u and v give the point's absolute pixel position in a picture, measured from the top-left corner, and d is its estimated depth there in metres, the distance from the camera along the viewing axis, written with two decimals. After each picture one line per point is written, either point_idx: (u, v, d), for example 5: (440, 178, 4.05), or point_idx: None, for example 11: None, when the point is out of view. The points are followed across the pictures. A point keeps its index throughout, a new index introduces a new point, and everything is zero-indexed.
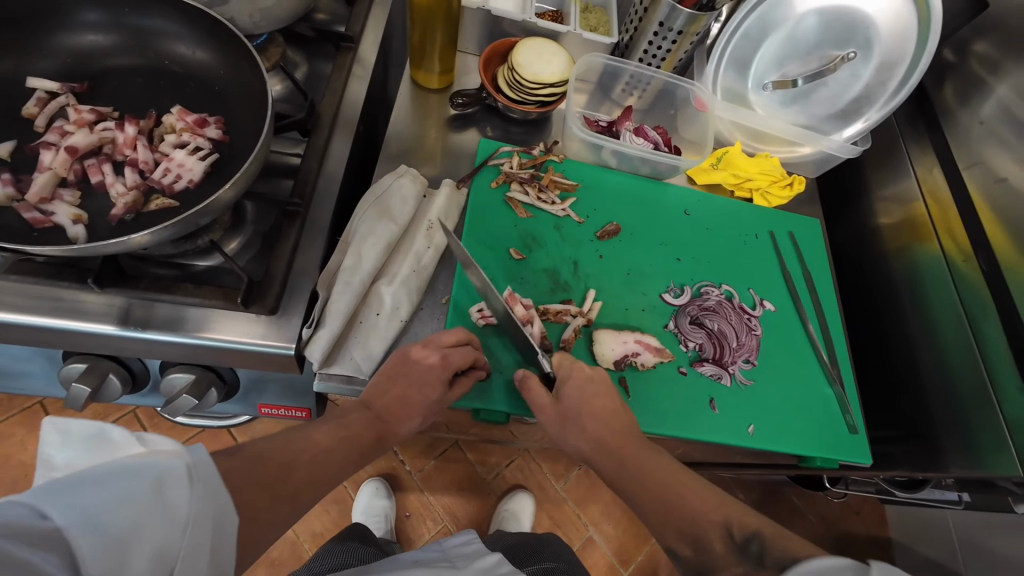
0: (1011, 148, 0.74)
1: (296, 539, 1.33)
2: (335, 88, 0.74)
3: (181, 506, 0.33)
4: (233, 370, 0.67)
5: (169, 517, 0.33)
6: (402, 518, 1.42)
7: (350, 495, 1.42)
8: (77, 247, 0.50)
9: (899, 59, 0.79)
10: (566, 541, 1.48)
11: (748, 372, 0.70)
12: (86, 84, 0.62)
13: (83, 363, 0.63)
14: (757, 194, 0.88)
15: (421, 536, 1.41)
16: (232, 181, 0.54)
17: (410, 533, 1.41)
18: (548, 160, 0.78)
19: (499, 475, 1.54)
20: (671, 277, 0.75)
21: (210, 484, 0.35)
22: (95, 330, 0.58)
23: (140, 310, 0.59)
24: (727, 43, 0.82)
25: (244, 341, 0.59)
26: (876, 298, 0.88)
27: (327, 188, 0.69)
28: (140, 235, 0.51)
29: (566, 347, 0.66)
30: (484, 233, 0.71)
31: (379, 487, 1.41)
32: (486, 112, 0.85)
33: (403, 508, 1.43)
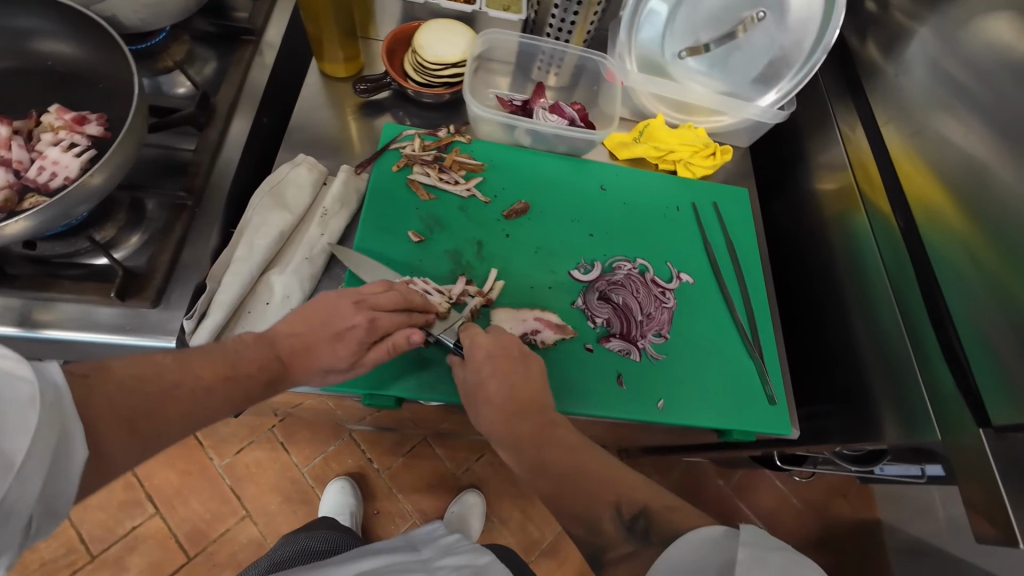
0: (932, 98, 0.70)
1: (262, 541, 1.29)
2: (231, 81, 0.73)
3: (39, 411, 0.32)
4: None
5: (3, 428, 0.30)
6: (370, 516, 1.38)
7: (316, 495, 1.35)
8: None
9: (808, 19, 0.77)
10: (540, 534, 1.43)
11: (659, 346, 0.69)
12: None
13: None
14: (681, 165, 0.86)
15: (389, 534, 1.36)
16: (95, 171, 0.54)
17: (378, 531, 1.36)
18: (454, 142, 0.77)
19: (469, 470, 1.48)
20: (581, 254, 0.73)
21: (60, 407, 0.34)
22: None
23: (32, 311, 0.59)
24: (635, 10, 0.79)
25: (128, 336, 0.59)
26: (814, 267, 0.84)
27: (221, 181, 0.68)
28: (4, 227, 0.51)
29: None
30: (384, 216, 0.70)
31: (346, 486, 1.35)
32: (397, 99, 0.83)
33: (373, 505, 1.40)
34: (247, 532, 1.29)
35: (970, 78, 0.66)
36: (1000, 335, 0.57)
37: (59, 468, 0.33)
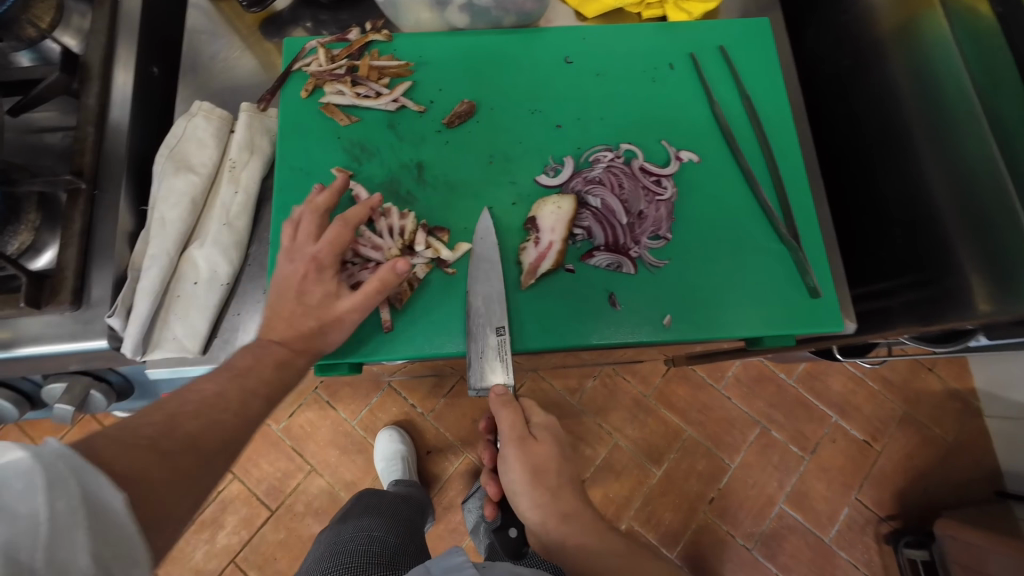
0: None
1: (331, 489, 1.09)
2: (98, 27, 0.61)
3: (44, 497, 0.23)
4: (116, 370, 0.63)
5: (21, 494, 0.23)
6: (423, 457, 1.13)
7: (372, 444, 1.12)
8: None
9: None
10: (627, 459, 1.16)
11: (658, 251, 0.54)
12: None
13: (62, 382, 0.59)
14: (671, 5, 0.64)
15: (446, 469, 1.13)
16: None
17: (433, 470, 1.13)
18: (369, 43, 0.61)
19: None
20: (549, 152, 0.58)
21: (71, 467, 0.25)
22: None
23: None
24: None
25: (54, 344, 0.53)
26: (858, 110, 0.64)
27: (115, 153, 0.59)
28: None
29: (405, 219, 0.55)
30: (301, 155, 0.58)
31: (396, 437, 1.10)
32: (301, 4, 0.68)
33: (422, 445, 1.14)
34: (316, 484, 1.09)
35: None
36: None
37: (99, 525, 0.25)
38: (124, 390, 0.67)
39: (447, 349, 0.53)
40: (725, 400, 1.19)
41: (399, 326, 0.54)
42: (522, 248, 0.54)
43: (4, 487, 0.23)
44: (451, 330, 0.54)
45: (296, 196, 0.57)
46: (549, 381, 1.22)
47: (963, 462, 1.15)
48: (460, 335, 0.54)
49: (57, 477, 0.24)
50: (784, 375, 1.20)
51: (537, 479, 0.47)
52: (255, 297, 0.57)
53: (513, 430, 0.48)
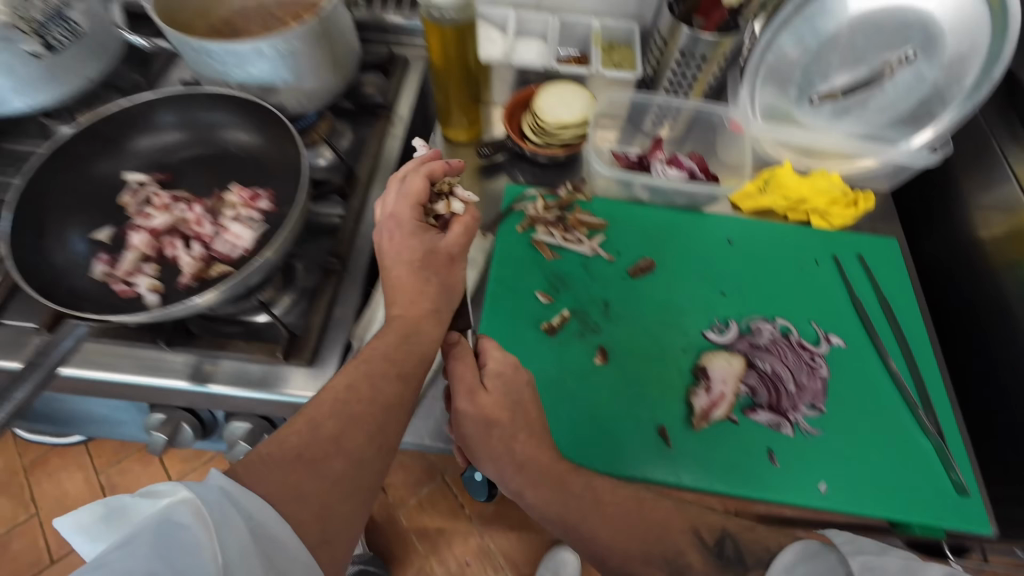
0: None
1: None
2: (371, 151, 0.81)
3: (202, 531, 0.34)
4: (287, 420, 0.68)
5: (179, 527, 0.34)
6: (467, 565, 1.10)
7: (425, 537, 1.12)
8: (158, 311, 0.56)
9: (971, 51, 0.68)
10: None
11: (813, 419, 0.61)
12: (169, 174, 0.72)
13: (245, 424, 0.66)
14: (816, 215, 0.79)
15: None
16: (277, 239, 0.60)
17: None
18: (574, 200, 0.77)
19: None
20: (714, 313, 0.69)
21: (225, 505, 0.35)
22: (172, 385, 0.61)
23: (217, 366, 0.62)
24: (758, 63, 0.75)
25: (280, 394, 0.61)
26: (983, 327, 0.74)
27: (363, 244, 0.73)
28: (205, 296, 0.57)
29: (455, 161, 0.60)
30: (510, 275, 0.70)
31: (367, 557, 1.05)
32: (514, 158, 0.87)
33: None
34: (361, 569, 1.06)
35: None
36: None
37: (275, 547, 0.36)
38: (283, 436, 0.73)
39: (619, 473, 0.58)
40: None
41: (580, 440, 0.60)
42: (692, 391, 0.62)
43: (172, 523, 0.34)
44: (628, 455, 0.60)
45: (505, 310, 0.68)
46: None
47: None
48: (634, 461, 0.59)
49: (207, 512, 0.34)
50: None
51: (488, 429, 0.51)
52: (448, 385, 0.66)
53: (463, 381, 0.51)
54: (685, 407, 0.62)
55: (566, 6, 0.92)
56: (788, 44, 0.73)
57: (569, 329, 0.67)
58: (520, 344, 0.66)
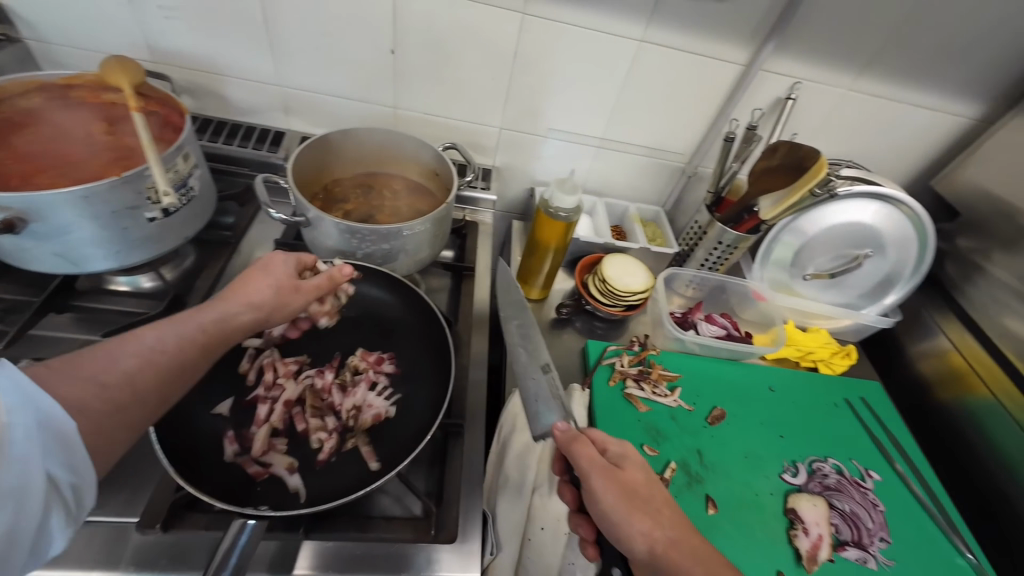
0: None
1: None
2: (466, 309, 0.88)
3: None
4: None
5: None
6: None
7: None
8: (322, 504, 0.54)
9: (907, 254, 0.98)
10: None
11: (886, 551, 0.73)
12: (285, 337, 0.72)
13: None
14: (822, 363, 1.00)
15: None
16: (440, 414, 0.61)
17: None
18: (648, 354, 0.90)
19: None
20: (783, 456, 0.81)
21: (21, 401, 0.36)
22: None
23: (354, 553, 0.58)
24: (767, 251, 1.01)
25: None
26: (956, 454, 0.96)
27: (476, 401, 0.77)
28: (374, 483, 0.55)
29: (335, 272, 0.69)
30: (616, 430, 0.78)
31: None
32: (578, 313, 1.00)
33: None
34: None
35: None
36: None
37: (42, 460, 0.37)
38: None
39: None
40: None
41: None
42: (793, 534, 0.71)
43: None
44: None
45: None
46: None
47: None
48: None
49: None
50: None
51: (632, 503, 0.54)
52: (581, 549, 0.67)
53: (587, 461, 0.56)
54: (791, 550, 0.70)
55: (606, 190, 1.14)
56: (793, 234, 0.99)
57: (676, 478, 0.74)
58: None
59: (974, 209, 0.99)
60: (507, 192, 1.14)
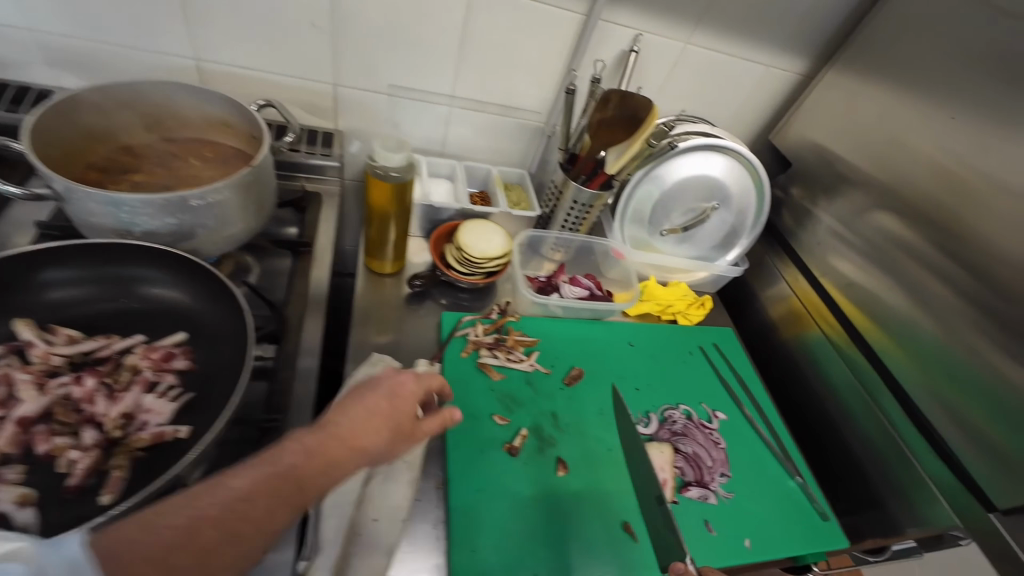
0: (844, 256, 0.97)
1: None
2: (298, 289, 0.78)
3: None
4: None
5: None
6: None
7: None
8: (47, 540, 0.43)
9: (747, 205, 1.03)
10: None
11: (727, 485, 0.77)
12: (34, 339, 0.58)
13: None
14: (680, 316, 1.03)
15: None
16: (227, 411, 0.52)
17: None
18: (507, 321, 0.86)
19: None
20: (637, 408, 0.83)
21: None
22: None
23: None
24: (625, 208, 1.01)
25: None
26: (794, 385, 1.05)
27: (304, 391, 0.68)
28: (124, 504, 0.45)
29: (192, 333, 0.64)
30: (466, 403, 0.74)
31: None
32: (438, 285, 0.94)
33: None
34: None
35: (864, 243, 0.94)
36: (959, 437, 0.76)
37: None
38: None
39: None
40: None
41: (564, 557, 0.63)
42: None
43: None
44: (608, 557, 0.65)
45: (470, 438, 0.71)
46: None
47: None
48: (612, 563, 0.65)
49: None
50: None
51: None
52: (422, 533, 0.62)
53: None
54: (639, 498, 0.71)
55: (467, 154, 1.08)
56: (647, 191, 1.00)
57: (527, 445, 0.72)
58: (489, 468, 0.69)
59: (801, 161, 1.07)
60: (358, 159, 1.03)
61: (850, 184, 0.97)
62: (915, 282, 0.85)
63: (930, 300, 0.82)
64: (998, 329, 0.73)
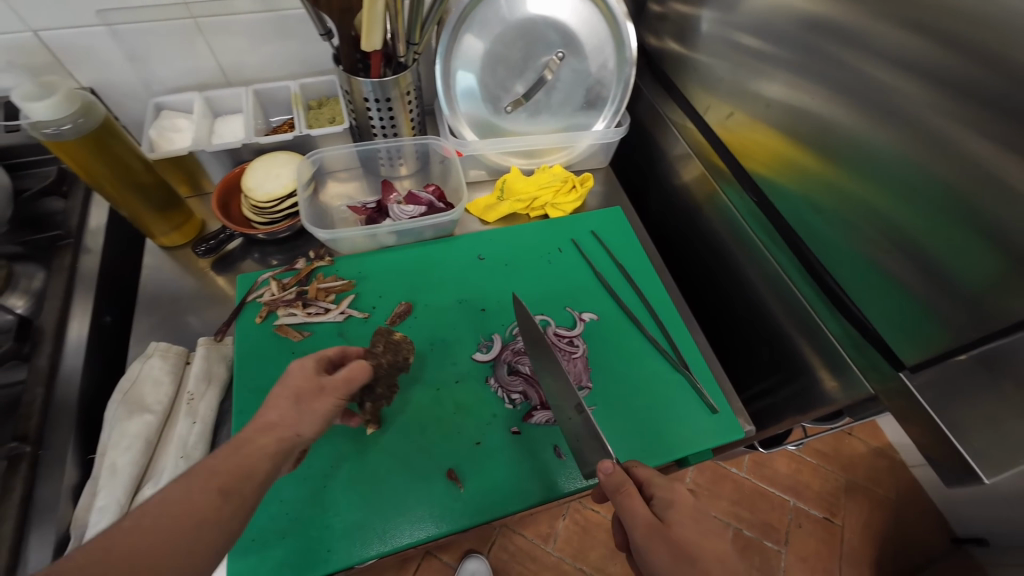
0: (742, 68, 0.74)
1: None
2: (57, 290, 0.68)
3: None
4: None
5: None
6: None
7: None
8: None
9: (603, 42, 0.79)
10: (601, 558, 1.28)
11: (585, 399, 0.65)
12: None
13: None
14: (549, 208, 0.86)
15: None
16: None
17: None
18: (315, 269, 0.73)
19: (494, 545, 1.31)
20: (479, 332, 0.70)
21: None
22: None
23: None
24: (446, 86, 0.79)
25: None
26: (704, 254, 0.87)
27: (65, 405, 0.61)
28: None
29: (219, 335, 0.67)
30: (257, 376, 0.64)
31: None
32: (247, 244, 0.81)
33: None
34: None
35: (756, 40, 0.71)
36: (892, 260, 0.59)
37: None
38: None
39: (411, 539, 0.56)
40: None
41: (362, 530, 0.56)
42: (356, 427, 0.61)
43: None
44: (423, 517, 0.57)
45: None
46: (520, 532, 1.33)
47: (852, 508, 1.42)
48: (435, 518, 0.57)
49: None
50: (735, 469, 1.47)
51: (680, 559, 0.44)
52: None
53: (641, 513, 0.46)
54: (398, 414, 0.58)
55: (257, 76, 0.88)
56: (465, 51, 0.77)
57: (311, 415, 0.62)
58: None
59: None
60: (131, 117, 0.87)
61: None
62: (831, 65, 0.62)
63: (846, 86, 0.60)
64: (926, 95, 0.52)
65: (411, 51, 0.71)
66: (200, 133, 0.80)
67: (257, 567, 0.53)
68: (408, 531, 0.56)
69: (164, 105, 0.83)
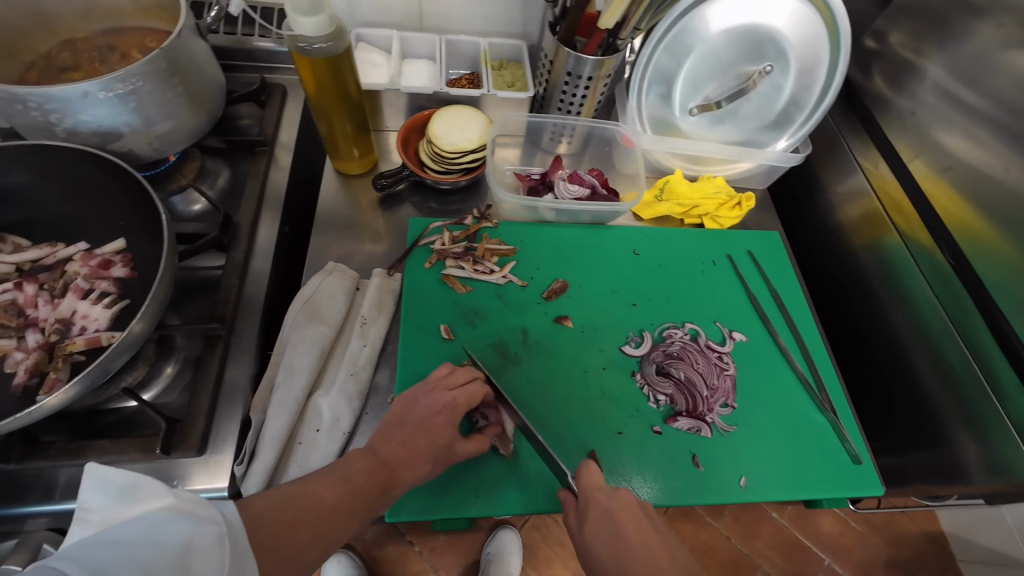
0: (964, 126, 0.70)
1: None
2: (252, 193, 0.72)
3: None
4: None
5: None
6: None
7: None
8: None
9: (817, 63, 0.76)
10: None
11: (727, 417, 0.66)
12: (13, 241, 0.61)
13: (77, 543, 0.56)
14: (707, 218, 0.85)
15: None
16: (140, 314, 0.51)
17: None
18: (482, 228, 0.75)
19: (529, 522, 1.34)
20: (629, 325, 0.71)
21: None
22: (35, 507, 0.54)
23: (77, 475, 0.55)
24: (643, 76, 0.79)
25: None
26: (852, 299, 0.84)
27: (253, 300, 0.66)
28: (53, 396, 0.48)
29: (392, 269, 0.71)
30: (422, 316, 0.68)
31: (349, 562, 1.19)
32: (413, 187, 0.84)
33: None
34: None
35: (988, 102, 0.67)
36: None
37: None
38: None
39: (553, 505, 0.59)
40: (725, 538, 1.41)
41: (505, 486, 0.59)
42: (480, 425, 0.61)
43: None
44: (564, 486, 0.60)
45: (423, 356, 0.65)
46: (555, 518, 1.37)
47: None
48: None
49: None
50: (777, 515, 1.45)
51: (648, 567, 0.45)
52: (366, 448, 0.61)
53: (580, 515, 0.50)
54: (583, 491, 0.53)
55: (451, 26, 0.89)
56: (670, 54, 0.76)
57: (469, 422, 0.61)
58: None
59: None
60: None
61: (983, 12, 0.68)
62: None
63: None
64: None
65: (631, 36, 0.70)
66: (394, 72, 0.83)
67: (417, 492, 0.57)
68: (546, 497, 0.59)
69: (363, 37, 0.86)
